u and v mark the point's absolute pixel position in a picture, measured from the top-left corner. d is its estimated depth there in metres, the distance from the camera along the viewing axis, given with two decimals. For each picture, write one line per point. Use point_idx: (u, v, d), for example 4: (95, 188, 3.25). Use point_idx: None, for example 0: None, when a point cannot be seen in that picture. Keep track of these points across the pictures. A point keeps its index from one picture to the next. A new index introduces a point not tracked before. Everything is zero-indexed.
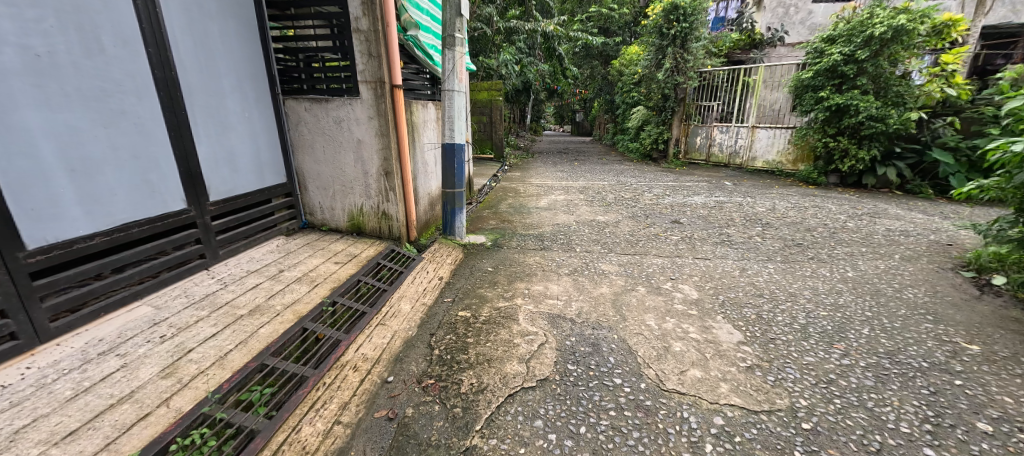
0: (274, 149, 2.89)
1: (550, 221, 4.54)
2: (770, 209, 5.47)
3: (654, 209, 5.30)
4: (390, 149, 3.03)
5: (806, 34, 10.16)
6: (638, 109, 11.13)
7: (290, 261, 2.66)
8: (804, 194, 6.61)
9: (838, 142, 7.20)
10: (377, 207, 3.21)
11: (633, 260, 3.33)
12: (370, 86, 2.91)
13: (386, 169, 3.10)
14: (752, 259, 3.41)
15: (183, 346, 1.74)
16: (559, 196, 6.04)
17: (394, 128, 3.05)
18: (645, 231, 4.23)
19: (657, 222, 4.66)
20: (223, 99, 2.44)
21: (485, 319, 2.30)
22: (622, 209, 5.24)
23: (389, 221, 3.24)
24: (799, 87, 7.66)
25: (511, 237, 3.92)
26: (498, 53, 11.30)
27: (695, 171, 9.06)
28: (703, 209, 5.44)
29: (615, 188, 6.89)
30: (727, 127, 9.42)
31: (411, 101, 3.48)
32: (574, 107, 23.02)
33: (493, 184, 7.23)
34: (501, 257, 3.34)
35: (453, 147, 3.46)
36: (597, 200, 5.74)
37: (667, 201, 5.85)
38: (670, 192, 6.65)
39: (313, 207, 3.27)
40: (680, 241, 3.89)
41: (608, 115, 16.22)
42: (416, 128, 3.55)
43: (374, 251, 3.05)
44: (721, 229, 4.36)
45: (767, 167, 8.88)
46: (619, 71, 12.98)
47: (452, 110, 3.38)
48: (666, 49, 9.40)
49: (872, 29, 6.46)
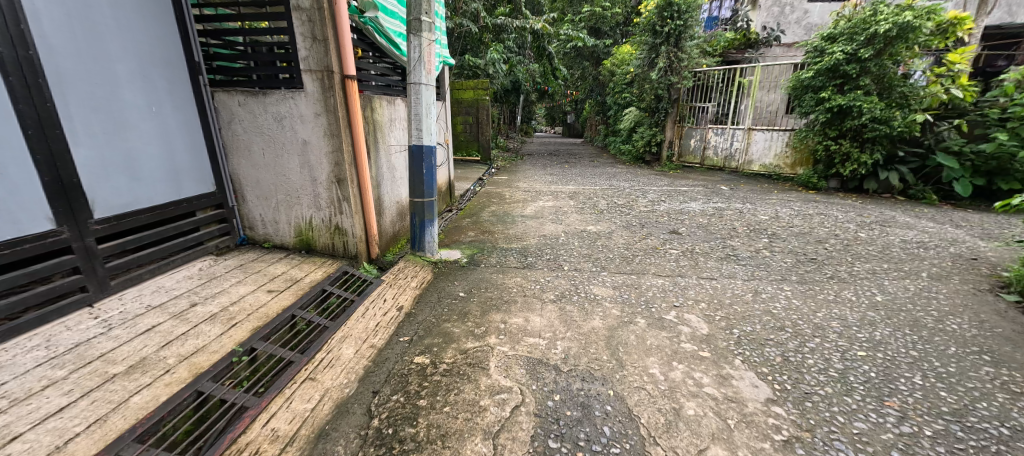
0: (197, 152, 2.39)
1: (536, 232, 4.07)
2: (773, 217, 5.07)
3: (650, 218, 4.87)
4: (342, 152, 2.55)
5: (803, 34, 10.00)
6: (630, 110, 10.74)
7: (210, 291, 2.15)
8: (806, 200, 6.26)
9: (839, 145, 6.83)
10: (329, 220, 2.71)
11: (629, 281, 2.88)
12: (316, 76, 2.42)
13: (338, 176, 2.61)
14: (764, 279, 2.97)
15: (6, 432, 1.24)
16: (547, 202, 5.57)
17: (348, 127, 2.57)
18: (641, 244, 3.78)
19: (653, 232, 4.22)
20: (118, 89, 1.95)
21: (448, 368, 1.81)
22: (614, 218, 4.78)
23: (343, 237, 2.75)
24: (798, 88, 7.29)
25: (489, 252, 3.43)
26: (485, 51, 10.82)
27: (690, 175, 8.68)
28: (702, 217, 5.02)
29: (607, 193, 6.45)
30: (722, 129, 9.06)
31: (372, 96, 2.99)
32: (565, 108, 22.66)
33: (477, 188, 6.76)
34: (476, 278, 2.86)
35: (421, 149, 2.98)
36: (588, 207, 5.29)
37: (662, 209, 5.42)
38: (666, 198, 6.24)
39: (253, 220, 2.77)
40: (681, 256, 3.45)
41: (600, 117, 15.84)
42: (378, 126, 3.06)
43: (322, 274, 2.55)
44: (725, 242, 3.93)
45: (764, 170, 8.53)
46: (611, 71, 12.59)
47: (420, 106, 2.90)
48: (660, 48, 9.02)
49: (876, 26, 6.10)
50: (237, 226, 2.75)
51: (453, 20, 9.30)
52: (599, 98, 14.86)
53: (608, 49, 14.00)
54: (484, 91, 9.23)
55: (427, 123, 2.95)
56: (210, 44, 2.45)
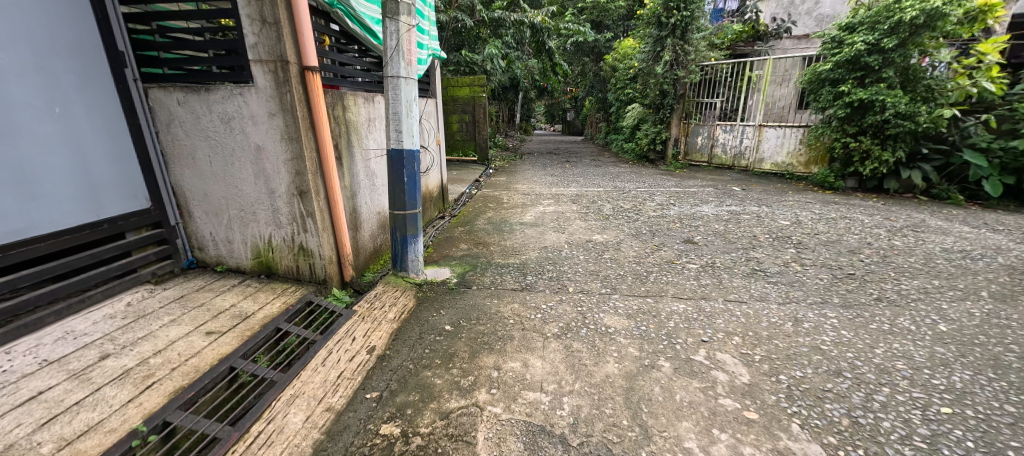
0: (123, 161, 1.99)
1: (535, 244, 3.65)
2: (794, 222, 4.64)
3: (660, 225, 4.44)
4: (304, 158, 2.13)
5: (813, 26, 9.41)
6: (634, 107, 10.31)
7: (132, 337, 1.74)
8: (825, 202, 5.84)
9: (859, 142, 6.38)
10: (291, 239, 2.30)
11: (645, 307, 2.45)
12: (268, 68, 2.00)
13: (299, 187, 2.19)
14: (802, 302, 2.55)
15: None
16: (547, 207, 5.15)
17: (310, 129, 2.16)
18: (654, 257, 3.36)
19: (665, 242, 3.80)
20: (3, 86, 1.55)
21: (422, 444, 1.40)
22: (621, 225, 4.37)
23: (308, 259, 2.33)
24: (813, 81, 6.83)
25: (482, 270, 3.01)
26: (483, 46, 10.39)
27: (697, 175, 8.24)
28: (717, 223, 4.59)
29: (612, 196, 6.03)
30: (730, 126, 8.62)
31: (343, 93, 2.57)
32: (565, 105, 22.20)
33: (472, 192, 6.32)
34: (466, 306, 2.44)
35: (402, 154, 2.55)
36: (592, 213, 4.86)
37: (672, 213, 5.00)
38: (675, 200, 5.82)
39: (202, 240, 2.35)
40: (701, 271, 3.02)
41: (601, 114, 15.39)
42: (352, 127, 2.64)
43: (280, 306, 2.13)
44: (747, 254, 3.50)
45: (775, 169, 8.09)
46: (613, 67, 12.14)
47: (399, 103, 2.47)
48: (665, 41, 8.58)
49: (901, 14, 5.63)
50: (184, 247, 2.34)
51: (448, 13, 8.86)
52: (601, 94, 14.40)
53: (610, 44, 13.55)
54: (480, 88, 8.81)
55: (408, 124, 2.52)
56: (145, 32, 2.03)
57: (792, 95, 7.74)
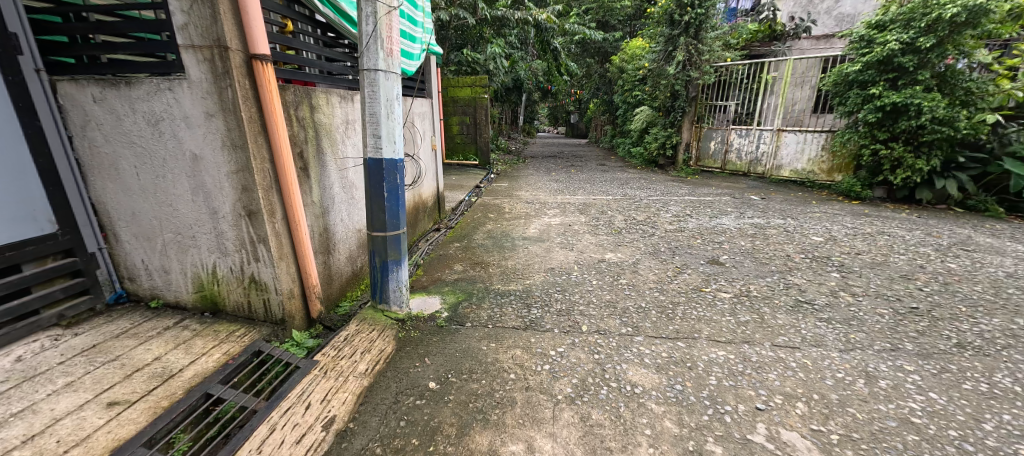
0: (16, 176, 1.56)
1: (540, 265, 3.18)
2: (828, 239, 4.17)
3: (679, 241, 3.97)
4: (251, 171, 1.69)
5: (833, 26, 8.92)
6: (642, 109, 9.86)
7: (2, 413, 1.30)
8: (856, 215, 5.36)
9: (890, 149, 5.90)
10: (240, 270, 1.86)
11: (677, 356, 1.98)
12: (203, 56, 1.57)
13: (247, 207, 1.75)
14: (868, 349, 2.08)
15: None
16: (553, 218, 4.69)
17: (262, 134, 1.72)
18: (678, 283, 2.89)
19: (687, 263, 3.33)
20: None
21: None
22: (636, 241, 3.90)
23: (261, 294, 1.89)
24: (838, 83, 6.35)
25: (478, 300, 2.54)
26: (485, 45, 9.97)
27: (711, 182, 7.76)
28: (742, 239, 4.12)
29: (623, 205, 5.57)
30: (746, 130, 8.13)
31: (312, 90, 2.12)
32: (569, 107, 21.77)
33: (471, 199, 5.87)
34: (456, 353, 1.97)
35: (381, 164, 2.10)
36: (602, 226, 4.39)
37: (690, 227, 4.53)
38: (691, 211, 5.36)
39: (133, 269, 1.92)
40: (737, 303, 2.55)
41: (607, 116, 14.95)
42: (323, 131, 2.21)
43: (220, 358, 1.67)
44: (785, 280, 3.03)
45: (794, 176, 7.59)
46: (620, 68, 11.70)
47: (377, 103, 2.02)
48: (678, 40, 8.13)
49: (939, 10, 5.16)
50: (109, 278, 1.90)
51: (448, 9, 8.44)
52: (607, 96, 13.95)
53: (617, 44, 13.12)
54: (482, 88, 8.41)
55: (389, 128, 2.07)
56: (63, 10, 1.62)
57: (812, 98, 7.28)
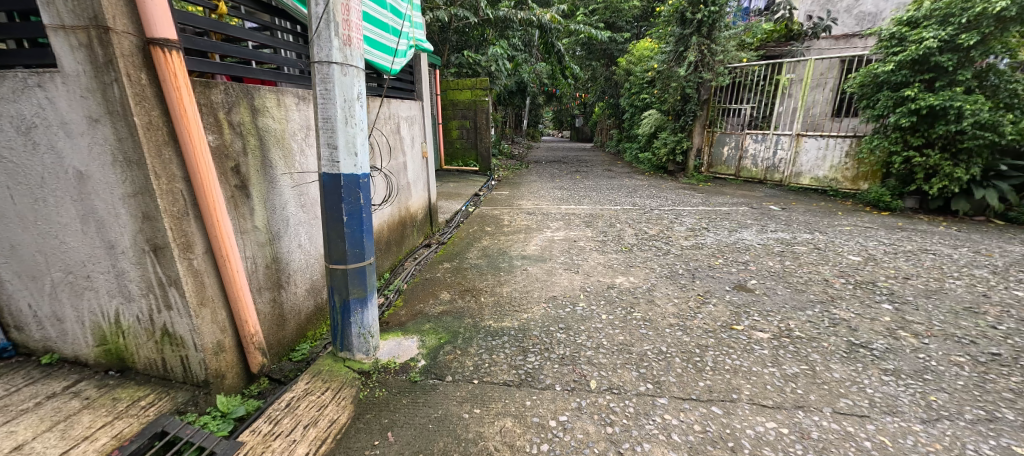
0: None
1: (540, 293, 2.74)
2: (867, 259, 3.68)
3: (698, 261, 3.51)
4: (152, 193, 1.27)
5: (853, 25, 8.38)
6: (650, 113, 9.41)
7: None
8: (890, 229, 4.88)
9: (925, 156, 5.41)
10: (148, 320, 1.44)
11: (714, 430, 1.53)
12: (78, 40, 1.16)
13: (151, 240, 1.33)
14: (958, 421, 1.62)
15: None
16: (557, 232, 4.25)
17: (168, 145, 1.31)
18: (703, 318, 2.44)
19: (711, 291, 2.87)
20: None
21: None
22: (649, 262, 3.45)
23: (177, 350, 1.47)
24: (866, 84, 5.86)
25: (464, 343, 2.10)
26: (487, 47, 9.59)
27: (725, 190, 7.29)
28: (769, 258, 3.65)
29: (632, 217, 5.13)
30: (762, 135, 7.64)
31: (255, 89, 1.70)
32: (574, 111, 21.35)
33: (468, 210, 5.44)
34: (428, 425, 1.53)
35: (338, 181, 1.67)
36: (611, 242, 3.95)
37: (709, 243, 4.07)
38: (708, 224, 4.90)
39: (20, 315, 1.51)
40: (778, 349, 2.10)
41: (613, 120, 14.52)
42: (272, 140, 1.80)
43: (106, 445, 1.25)
44: (829, 314, 2.56)
45: (815, 184, 7.09)
46: (627, 70, 11.27)
47: (332, 105, 1.59)
48: (689, 40, 7.69)
49: (982, 5, 4.69)
50: None
51: (448, 9, 8.07)
52: (612, 100, 13.51)
53: (624, 46, 12.69)
54: (482, 91, 8.03)
55: (347, 135, 1.64)
56: None
57: (830, 100, 6.83)
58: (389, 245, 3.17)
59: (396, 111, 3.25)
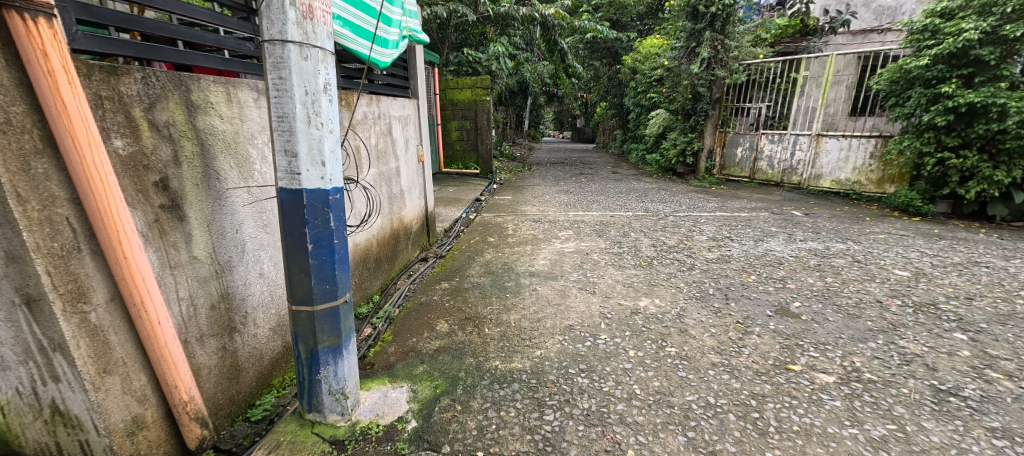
0: None
1: (554, 322, 2.34)
2: (917, 274, 3.28)
3: (728, 278, 3.12)
4: (16, 226, 0.90)
5: (871, 20, 7.96)
6: (659, 112, 9.02)
7: None
8: (928, 237, 4.48)
9: (961, 157, 5.01)
10: (32, 392, 1.06)
11: None
12: None
13: (21, 290, 0.95)
14: None
15: None
16: (567, 243, 3.86)
17: (42, 155, 0.93)
18: (751, 355, 2.04)
19: (751, 318, 2.47)
20: None
21: None
22: (673, 279, 3.05)
23: (75, 432, 1.08)
24: (896, 80, 5.48)
25: (465, 394, 1.70)
26: (487, 44, 9.21)
27: (740, 193, 6.89)
28: (807, 273, 3.25)
29: (647, 225, 4.74)
30: (778, 135, 7.24)
31: (194, 79, 1.31)
32: (576, 111, 20.95)
33: (468, 217, 5.04)
34: None
35: (297, 199, 1.26)
36: (627, 255, 3.56)
37: (736, 255, 3.66)
38: (730, 232, 4.51)
39: None
40: (851, 400, 1.71)
41: (617, 121, 14.13)
42: (220, 146, 1.41)
43: None
44: (898, 348, 2.16)
45: (836, 187, 6.68)
46: (632, 68, 10.88)
47: (287, 99, 1.19)
48: (702, 35, 7.29)
49: None
50: None
51: (447, 4, 7.69)
52: (616, 100, 13.11)
53: (628, 44, 12.31)
54: (484, 90, 7.65)
55: (310, 139, 1.24)
56: None
57: (846, 98, 6.47)
58: (380, 263, 2.79)
59: (386, 110, 2.85)
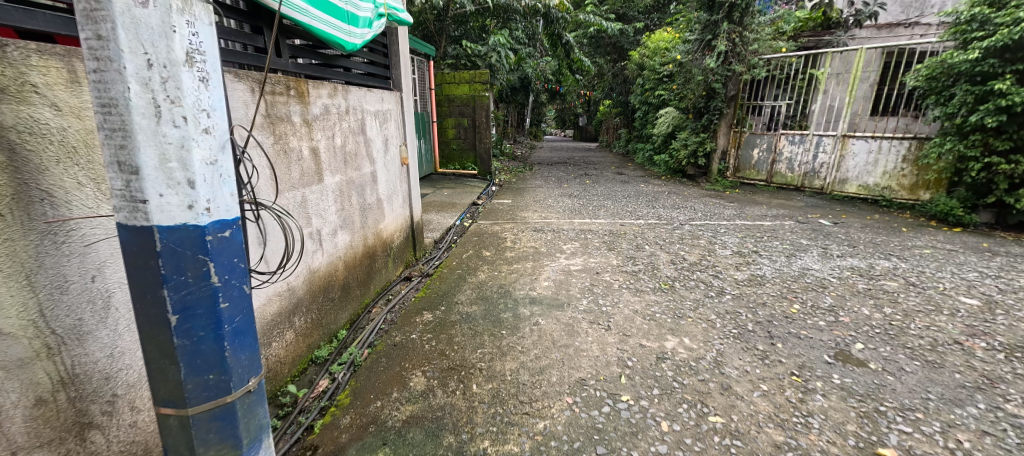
0: None
1: (561, 374, 1.83)
2: (990, 304, 2.76)
3: (767, 307, 2.61)
4: None
5: (899, 13, 7.40)
6: (668, 110, 8.50)
7: None
8: (981, 252, 3.97)
9: (1012, 163, 4.47)
10: None
11: None
12: None
13: None
14: None
15: None
16: (574, 259, 3.35)
17: None
18: (822, 430, 1.55)
19: (808, 367, 1.96)
20: None
21: None
22: (702, 309, 2.53)
23: None
24: (936, 76, 4.97)
25: None
26: (487, 37, 8.69)
27: (758, 198, 6.38)
28: (859, 301, 2.74)
29: (662, 236, 4.22)
30: (799, 136, 6.71)
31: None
32: (579, 109, 20.36)
33: (463, 224, 4.54)
34: None
35: (146, 245, 0.76)
36: (644, 276, 3.05)
37: (769, 276, 3.15)
38: (756, 245, 4.00)
39: None
40: None
41: (622, 119, 13.59)
42: (52, 154, 0.94)
43: None
44: (1010, 419, 1.65)
45: (863, 193, 6.16)
46: (639, 64, 10.35)
47: (115, 76, 0.69)
48: (718, 26, 6.75)
49: None
50: None
51: None
52: (622, 97, 12.56)
53: (635, 38, 11.74)
54: (482, 85, 7.13)
55: (161, 144, 0.73)
56: None
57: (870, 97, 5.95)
58: (349, 290, 2.30)
59: (358, 103, 2.34)
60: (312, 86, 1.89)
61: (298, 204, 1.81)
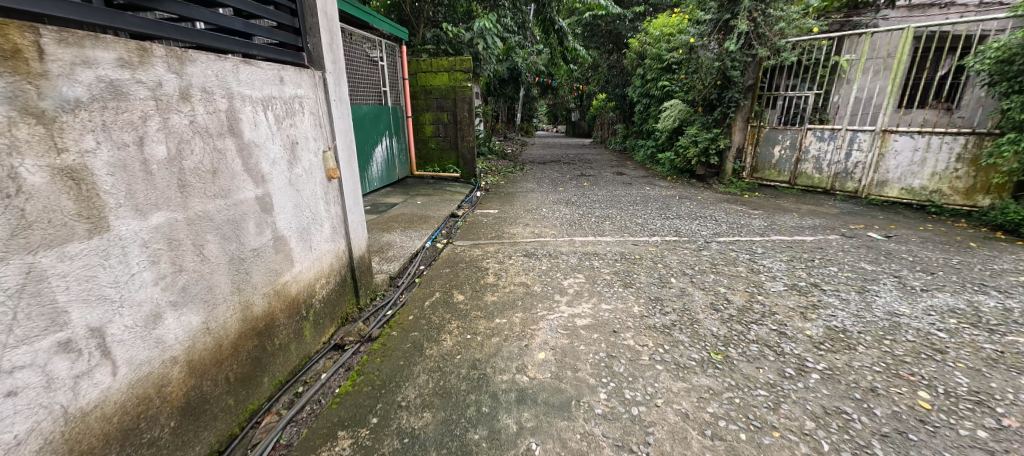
0: None
1: None
2: None
3: (884, 398, 1.69)
4: None
5: None
6: (675, 103, 7.58)
7: None
8: None
9: None
10: None
11: None
12: None
13: None
14: None
15: None
16: (579, 306, 2.41)
17: None
18: None
19: None
20: None
21: None
22: (788, 407, 1.62)
23: None
24: (1007, 59, 4.15)
25: None
26: (471, 21, 7.67)
27: (784, 204, 5.51)
28: (1010, 382, 1.82)
29: (688, 261, 3.30)
30: (829, 131, 5.82)
31: None
32: (571, 103, 19.34)
33: (435, 246, 3.57)
34: None
35: None
36: (683, 336, 2.12)
37: (855, 331, 2.24)
38: (810, 273, 3.10)
39: None
40: None
41: (619, 114, 12.64)
42: None
43: None
44: None
45: (904, 196, 5.33)
46: (639, 53, 9.42)
47: None
48: (737, 3, 5.84)
49: None
50: None
51: None
52: (618, 90, 11.59)
53: (633, 25, 10.74)
54: (464, 73, 6.13)
55: None
56: None
57: None
58: (204, 408, 1.33)
59: (220, 83, 1.36)
60: (61, 40, 0.93)
61: (12, 291, 0.86)
